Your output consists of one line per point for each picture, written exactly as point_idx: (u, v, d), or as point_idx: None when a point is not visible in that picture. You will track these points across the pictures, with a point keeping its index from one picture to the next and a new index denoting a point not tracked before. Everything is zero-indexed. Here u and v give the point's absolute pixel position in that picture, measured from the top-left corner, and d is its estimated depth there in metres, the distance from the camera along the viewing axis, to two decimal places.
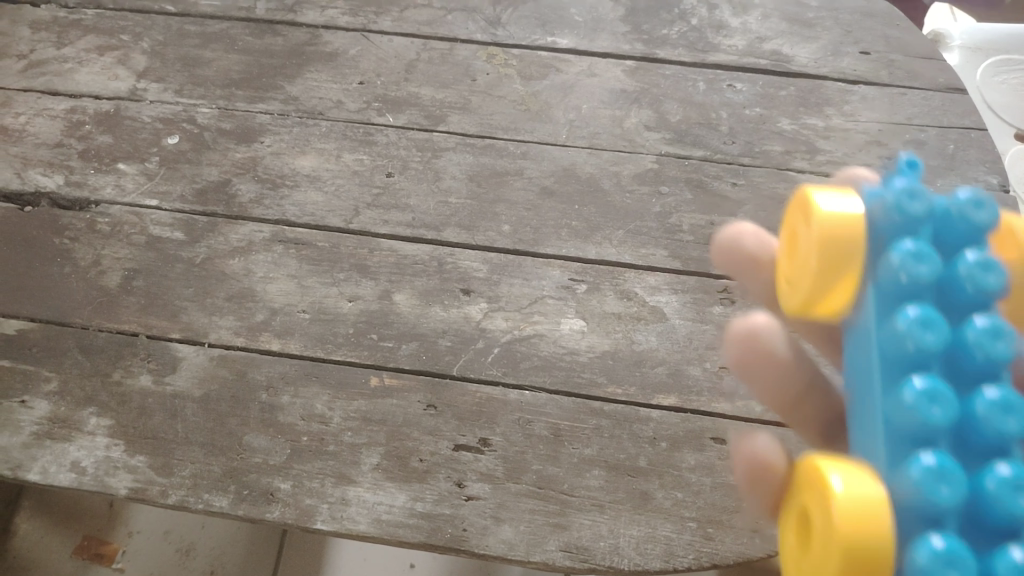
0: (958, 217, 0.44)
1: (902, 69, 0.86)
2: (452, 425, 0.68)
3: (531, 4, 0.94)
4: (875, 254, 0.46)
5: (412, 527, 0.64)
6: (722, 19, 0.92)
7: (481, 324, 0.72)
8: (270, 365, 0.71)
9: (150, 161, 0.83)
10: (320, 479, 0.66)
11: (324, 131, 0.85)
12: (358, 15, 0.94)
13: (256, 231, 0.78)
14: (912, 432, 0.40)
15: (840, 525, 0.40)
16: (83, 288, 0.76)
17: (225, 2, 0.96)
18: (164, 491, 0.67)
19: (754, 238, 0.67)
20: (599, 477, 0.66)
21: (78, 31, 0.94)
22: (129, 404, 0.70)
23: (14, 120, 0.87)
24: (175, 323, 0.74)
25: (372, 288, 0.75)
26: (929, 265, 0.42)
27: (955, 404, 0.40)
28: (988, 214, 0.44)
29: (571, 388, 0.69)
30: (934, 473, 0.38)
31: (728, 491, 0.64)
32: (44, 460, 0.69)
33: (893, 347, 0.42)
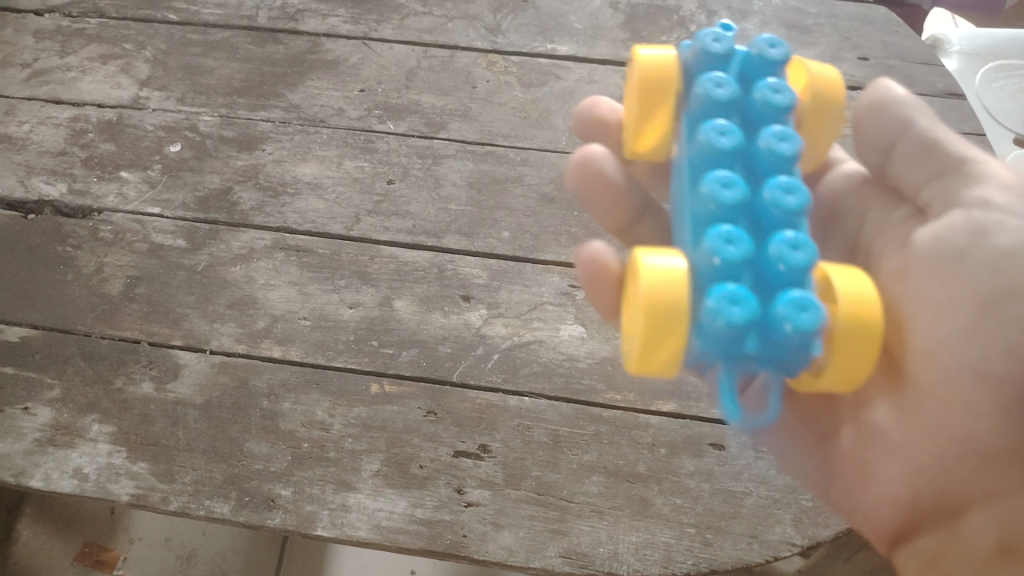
0: (755, 61, 0.54)
1: (901, 75, 0.87)
2: (452, 431, 0.68)
3: (530, 12, 0.95)
4: (685, 87, 0.56)
5: (412, 533, 0.64)
6: (722, 26, 0.92)
7: (481, 331, 0.73)
8: (271, 372, 0.72)
9: (153, 169, 0.84)
10: (321, 486, 0.67)
11: (325, 138, 0.85)
12: (359, 23, 0.95)
13: (257, 238, 0.79)
14: (711, 216, 0.49)
15: (648, 285, 0.47)
16: (86, 296, 0.77)
17: (227, 10, 0.97)
18: (166, 497, 0.67)
19: (612, 104, 0.70)
20: (598, 483, 0.66)
21: (81, 40, 0.94)
22: (131, 410, 0.71)
23: (18, 128, 0.88)
24: (177, 330, 0.74)
25: (373, 295, 0.75)
26: (727, 93, 0.52)
27: (742, 191, 0.49)
28: (788, 94, 0.52)
29: (570, 394, 0.69)
30: (724, 236, 0.47)
31: (726, 497, 0.65)
32: (48, 467, 0.69)
33: (697, 151, 0.51)
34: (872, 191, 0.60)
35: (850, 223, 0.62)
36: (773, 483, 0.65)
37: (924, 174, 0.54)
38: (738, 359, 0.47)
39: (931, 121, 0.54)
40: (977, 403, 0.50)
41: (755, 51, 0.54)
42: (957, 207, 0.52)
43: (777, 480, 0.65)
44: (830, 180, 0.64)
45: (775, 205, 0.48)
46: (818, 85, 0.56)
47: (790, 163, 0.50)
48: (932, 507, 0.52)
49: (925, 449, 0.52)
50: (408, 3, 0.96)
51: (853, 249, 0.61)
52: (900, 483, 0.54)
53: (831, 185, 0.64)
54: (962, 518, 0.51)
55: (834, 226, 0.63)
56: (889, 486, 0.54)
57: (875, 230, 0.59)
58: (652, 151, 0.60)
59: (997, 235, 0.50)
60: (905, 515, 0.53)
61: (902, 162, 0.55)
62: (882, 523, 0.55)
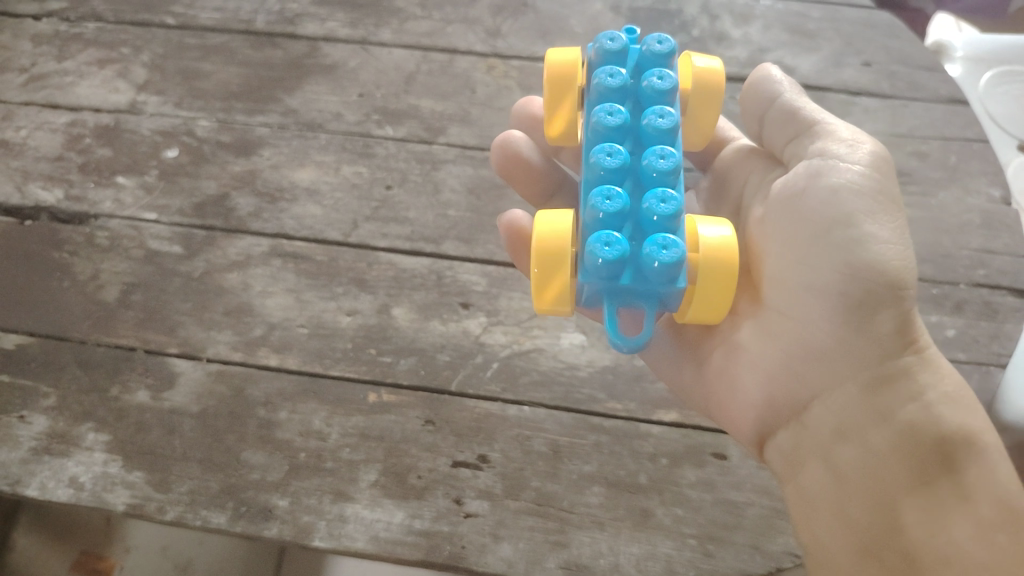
0: (644, 55, 0.59)
1: (904, 80, 0.86)
2: (450, 441, 0.67)
3: (530, 15, 0.94)
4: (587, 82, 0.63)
5: (410, 544, 0.64)
6: (724, 30, 0.92)
7: (480, 339, 0.72)
8: (268, 382, 0.71)
9: (150, 174, 0.83)
10: (318, 496, 0.66)
11: (323, 144, 0.85)
12: (358, 27, 0.94)
13: (254, 245, 0.78)
14: (593, 178, 0.54)
15: (538, 234, 0.53)
16: (82, 303, 0.76)
17: (225, 14, 0.96)
18: (162, 507, 0.66)
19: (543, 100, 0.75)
20: (598, 494, 0.65)
21: (78, 44, 0.94)
22: (127, 419, 0.70)
23: (15, 133, 0.87)
24: (173, 338, 0.74)
25: (371, 302, 0.74)
26: (616, 79, 0.57)
27: (623, 156, 0.54)
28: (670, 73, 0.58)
29: (570, 404, 0.69)
30: (604, 194, 0.52)
31: (727, 508, 0.64)
32: (42, 476, 0.68)
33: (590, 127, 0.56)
34: (755, 158, 0.64)
35: (735, 187, 0.66)
36: (774, 493, 0.64)
37: (786, 137, 0.58)
38: (616, 294, 0.52)
39: (797, 95, 0.59)
40: (808, 312, 0.53)
41: (643, 47, 0.59)
42: (804, 159, 0.55)
43: (777, 490, 0.64)
44: (727, 156, 0.68)
45: (650, 166, 0.53)
46: (698, 78, 0.62)
47: (670, 135, 0.55)
48: (786, 409, 0.56)
49: (770, 361, 0.55)
50: (407, 7, 0.96)
51: (737, 207, 0.65)
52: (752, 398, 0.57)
53: (725, 161, 0.68)
54: (808, 412, 0.55)
55: (725, 193, 0.67)
56: (744, 395, 0.58)
57: (754, 189, 0.62)
58: (561, 139, 0.65)
59: (829, 176, 0.52)
60: (761, 420, 0.57)
61: (771, 130, 0.60)
62: (747, 426, 0.58)
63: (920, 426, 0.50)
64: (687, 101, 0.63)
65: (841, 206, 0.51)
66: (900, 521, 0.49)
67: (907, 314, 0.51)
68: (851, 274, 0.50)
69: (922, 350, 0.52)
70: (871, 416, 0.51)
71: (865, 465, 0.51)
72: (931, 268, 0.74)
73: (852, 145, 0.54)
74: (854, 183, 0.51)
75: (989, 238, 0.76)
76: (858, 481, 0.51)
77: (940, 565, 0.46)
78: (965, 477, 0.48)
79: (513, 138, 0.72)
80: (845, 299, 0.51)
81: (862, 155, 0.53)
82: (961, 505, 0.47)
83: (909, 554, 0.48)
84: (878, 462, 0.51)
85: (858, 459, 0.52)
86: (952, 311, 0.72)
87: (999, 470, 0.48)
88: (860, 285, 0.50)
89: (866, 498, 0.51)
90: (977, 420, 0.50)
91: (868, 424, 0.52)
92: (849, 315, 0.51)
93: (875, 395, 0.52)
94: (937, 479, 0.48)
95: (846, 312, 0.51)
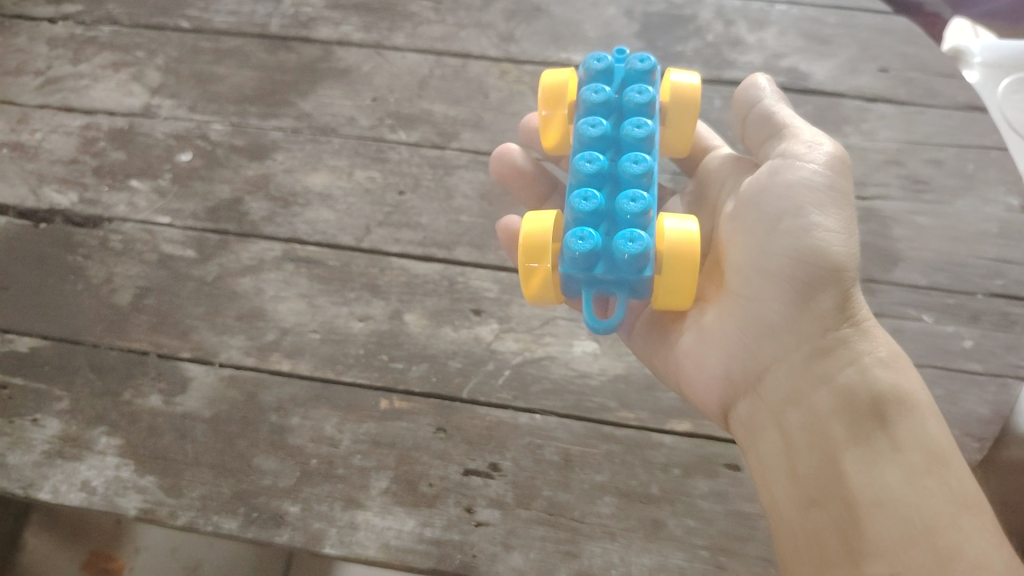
0: (628, 72, 0.63)
1: (921, 87, 0.85)
2: (462, 449, 0.67)
3: (544, 20, 0.94)
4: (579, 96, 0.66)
5: (420, 552, 0.64)
6: (739, 35, 0.91)
7: (492, 346, 0.72)
8: (280, 387, 0.71)
9: (163, 178, 0.84)
10: (329, 503, 0.66)
11: (337, 148, 0.85)
12: (371, 31, 0.94)
13: (267, 249, 0.78)
14: (573, 180, 0.57)
15: (524, 231, 0.56)
16: (95, 306, 0.76)
17: (239, 17, 0.96)
18: (175, 512, 0.66)
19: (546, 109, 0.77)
20: (610, 503, 0.65)
21: (94, 48, 0.94)
22: (139, 423, 0.70)
23: (30, 136, 0.87)
24: (186, 342, 0.74)
25: (383, 308, 0.74)
26: (600, 94, 0.61)
27: (602, 162, 0.57)
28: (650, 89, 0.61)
29: (582, 412, 0.68)
30: (582, 195, 0.55)
31: (740, 519, 0.64)
32: (56, 479, 0.68)
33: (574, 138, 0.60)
34: (732, 164, 0.65)
35: (712, 190, 0.67)
36: None
37: (759, 142, 0.60)
38: (588, 282, 0.54)
39: (774, 101, 0.60)
40: (758, 291, 0.54)
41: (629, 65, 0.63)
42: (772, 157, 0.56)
43: None
44: (706, 164, 0.70)
45: (625, 169, 0.56)
46: (675, 91, 0.64)
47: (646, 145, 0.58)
48: (742, 381, 0.56)
49: (728, 336, 0.56)
50: (421, 11, 0.96)
51: (710, 210, 0.66)
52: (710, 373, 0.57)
53: (705, 166, 0.70)
54: (762, 382, 0.55)
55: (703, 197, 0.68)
56: (700, 369, 0.58)
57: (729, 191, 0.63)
58: (557, 145, 0.68)
59: (790, 171, 0.54)
60: (719, 394, 0.57)
61: (750, 134, 0.61)
62: (706, 399, 0.58)
63: (859, 388, 0.49)
64: (666, 113, 0.65)
65: (789, 194, 0.53)
66: (841, 474, 0.48)
67: (848, 292, 0.52)
68: (794, 254, 0.52)
69: (862, 322, 0.52)
70: (814, 382, 0.52)
71: (810, 426, 0.51)
72: (947, 278, 0.74)
73: (812, 145, 0.55)
74: (807, 175, 0.53)
75: (1006, 247, 0.75)
76: (804, 442, 0.51)
77: (877, 510, 0.45)
78: (900, 431, 0.47)
79: (509, 150, 0.74)
80: (787, 276, 0.52)
81: (823, 155, 0.54)
82: (895, 456, 0.46)
83: (849, 503, 0.47)
84: (821, 422, 0.50)
85: (803, 421, 0.51)
86: (968, 322, 0.71)
87: (933, 427, 0.48)
88: (804, 268, 0.52)
89: (811, 456, 0.50)
90: (913, 383, 0.49)
91: (812, 389, 0.51)
92: (793, 292, 0.52)
93: (817, 362, 0.52)
94: (875, 433, 0.48)
95: (790, 288, 0.52)
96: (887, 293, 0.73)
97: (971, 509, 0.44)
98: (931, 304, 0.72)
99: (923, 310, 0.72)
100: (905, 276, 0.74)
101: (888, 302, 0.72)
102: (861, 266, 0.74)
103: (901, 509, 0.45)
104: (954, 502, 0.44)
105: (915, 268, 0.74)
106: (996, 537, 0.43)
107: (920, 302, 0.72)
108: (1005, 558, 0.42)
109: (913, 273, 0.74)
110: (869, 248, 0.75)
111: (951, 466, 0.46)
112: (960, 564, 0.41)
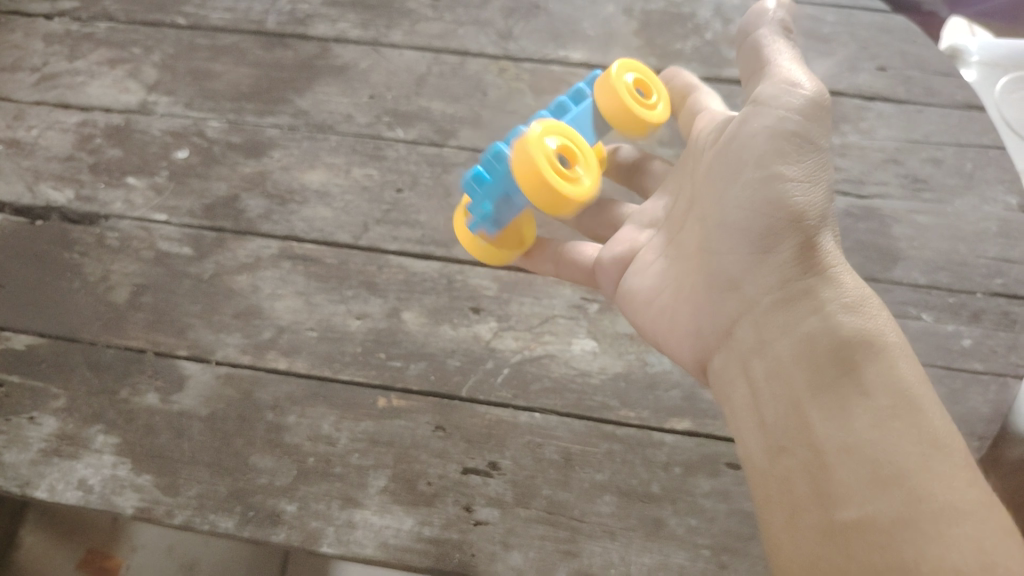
0: None
1: (920, 86, 0.85)
2: (461, 448, 0.67)
3: (543, 17, 0.94)
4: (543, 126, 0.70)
5: (419, 551, 0.63)
6: (738, 33, 0.91)
7: (491, 344, 0.71)
8: (277, 385, 0.70)
9: (160, 175, 0.83)
10: (327, 501, 0.65)
11: (334, 146, 0.84)
12: (369, 28, 0.93)
13: (264, 247, 0.78)
14: None
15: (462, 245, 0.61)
16: (91, 304, 0.76)
17: (236, 14, 0.95)
18: (172, 511, 0.66)
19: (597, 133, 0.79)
20: (610, 502, 0.64)
21: (90, 44, 0.94)
22: (136, 422, 0.69)
23: (26, 133, 0.87)
24: (182, 340, 0.73)
25: (381, 306, 0.74)
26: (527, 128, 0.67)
27: None
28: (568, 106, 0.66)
29: (582, 411, 0.68)
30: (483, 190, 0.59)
31: (742, 518, 0.63)
32: (52, 478, 0.68)
33: None
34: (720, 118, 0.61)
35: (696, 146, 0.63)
36: None
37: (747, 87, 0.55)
38: None
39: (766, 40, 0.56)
40: (724, 246, 0.52)
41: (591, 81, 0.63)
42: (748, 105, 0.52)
43: None
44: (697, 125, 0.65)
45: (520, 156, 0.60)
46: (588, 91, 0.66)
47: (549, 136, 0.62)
48: (716, 336, 0.54)
49: (706, 293, 0.54)
50: (419, 8, 0.95)
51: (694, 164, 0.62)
52: (690, 329, 0.55)
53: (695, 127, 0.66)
54: (734, 335, 0.52)
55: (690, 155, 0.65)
56: (677, 328, 0.56)
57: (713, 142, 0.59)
58: None
59: (759, 118, 0.50)
60: (696, 352, 0.56)
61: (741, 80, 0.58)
62: (687, 357, 0.57)
63: (820, 335, 0.45)
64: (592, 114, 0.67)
65: (752, 143, 0.50)
66: (806, 423, 0.44)
67: (813, 237, 0.48)
68: (751, 203, 0.49)
69: (829, 266, 0.47)
70: (776, 333, 0.48)
71: (773, 375, 0.48)
72: (948, 277, 0.73)
73: (793, 84, 0.50)
74: (775, 118, 0.49)
75: (1006, 247, 0.75)
76: (771, 393, 0.48)
77: (842, 455, 0.41)
78: (868, 375, 0.42)
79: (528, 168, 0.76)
80: (748, 226, 0.50)
81: (802, 95, 0.49)
82: (861, 402, 0.41)
83: (815, 451, 0.43)
84: (784, 370, 0.47)
85: (767, 371, 0.48)
86: (969, 321, 0.71)
87: (905, 365, 0.42)
88: (762, 217, 0.49)
89: (777, 403, 0.47)
90: (882, 323, 0.44)
91: (774, 339, 0.48)
92: (754, 244, 0.50)
93: (781, 312, 0.48)
94: (837, 379, 0.43)
95: (751, 238, 0.50)
96: (887, 292, 0.73)
97: (950, 452, 0.38)
98: (932, 303, 0.72)
99: (924, 309, 0.72)
100: (906, 275, 0.74)
101: (888, 301, 0.72)
102: (862, 265, 0.74)
103: (858, 451, 0.41)
104: (924, 442, 0.39)
105: (916, 267, 0.74)
106: (977, 481, 0.38)
107: (921, 301, 0.72)
108: (988, 503, 0.36)
109: (914, 271, 0.74)
110: (869, 246, 0.75)
111: (926, 408, 0.40)
112: (928, 506, 0.37)
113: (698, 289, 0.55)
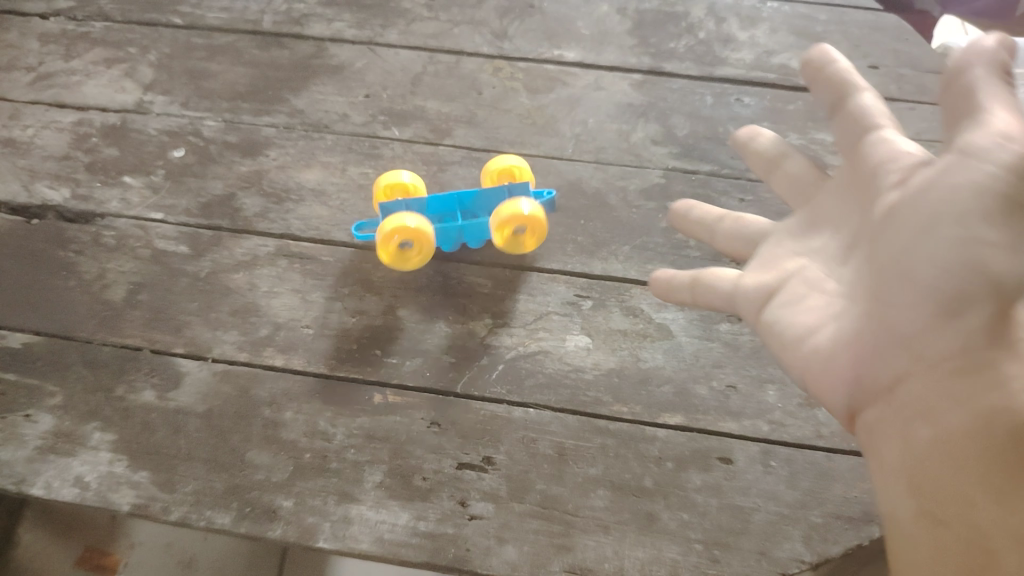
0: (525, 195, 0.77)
1: (911, 84, 0.86)
2: (456, 443, 0.67)
3: (537, 17, 0.94)
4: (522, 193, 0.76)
5: (414, 546, 0.64)
6: (730, 33, 0.92)
7: (486, 340, 0.72)
8: (273, 382, 0.71)
9: (156, 174, 0.83)
10: (322, 497, 0.66)
11: (330, 144, 0.85)
12: (365, 27, 0.94)
13: (260, 245, 0.78)
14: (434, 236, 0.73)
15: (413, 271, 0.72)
16: (88, 302, 0.76)
17: (232, 14, 0.96)
18: (168, 507, 0.66)
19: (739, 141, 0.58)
20: (604, 497, 0.65)
21: (86, 44, 0.94)
22: (132, 419, 0.70)
23: (22, 132, 0.87)
24: (179, 338, 0.74)
25: (377, 303, 0.74)
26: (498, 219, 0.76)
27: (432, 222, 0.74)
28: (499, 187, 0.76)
29: (576, 407, 0.69)
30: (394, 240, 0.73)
31: (735, 513, 0.64)
32: (48, 475, 0.68)
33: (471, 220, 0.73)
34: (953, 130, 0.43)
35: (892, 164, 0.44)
36: (782, 499, 0.64)
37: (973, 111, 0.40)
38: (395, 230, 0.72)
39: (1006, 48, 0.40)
40: (898, 291, 0.40)
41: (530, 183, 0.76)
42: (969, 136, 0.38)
43: (785, 496, 0.64)
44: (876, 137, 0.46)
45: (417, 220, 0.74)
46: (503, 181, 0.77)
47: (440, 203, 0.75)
48: (870, 384, 0.41)
49: (867, 330, 0.41)
50: (414, 8, 0.96)
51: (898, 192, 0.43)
52: (828, 366, 0.43)
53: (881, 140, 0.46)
54: (897, 392, 0.39)
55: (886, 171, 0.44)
56: (803, 362, 0.45)
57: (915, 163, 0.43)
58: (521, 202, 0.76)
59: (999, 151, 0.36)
60: (844, 397, 0.42)
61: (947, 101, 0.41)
62: (831, 398, 0.44)
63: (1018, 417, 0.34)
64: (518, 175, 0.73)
65: (948, 173, 0.39)
66: (972, 512, 0.34)
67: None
68: (945, 262, 0.37)
69: None
70: (965, 402, 0.36)
71: (950, 454, 0.36)
72: None
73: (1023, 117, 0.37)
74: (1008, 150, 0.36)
75: None
76: (944, 479, 0.36)
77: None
78: None
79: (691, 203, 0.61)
80: (930, 287, 0.38)
81: None
82: None
83: (974, 545, 0.34)
84: (964, 452, 0.35)
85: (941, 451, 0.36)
86: None
87: None
88: (966, 271, 0.36)
89: (942, 472, 0.36)
90: None
91: (963, 413, 0.36)
92: (945, 293, 0.37)
93: (966, 379, 0.36)
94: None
95: (941, 301, 0.37)
96: None
97: None
98: None
99: None
100: None
101: None
102: None
103: None
104: None
105: None
106: None
107: None
108: None
109: None
110: None
111: None
112: None
113: (868, 330, 0.41)
